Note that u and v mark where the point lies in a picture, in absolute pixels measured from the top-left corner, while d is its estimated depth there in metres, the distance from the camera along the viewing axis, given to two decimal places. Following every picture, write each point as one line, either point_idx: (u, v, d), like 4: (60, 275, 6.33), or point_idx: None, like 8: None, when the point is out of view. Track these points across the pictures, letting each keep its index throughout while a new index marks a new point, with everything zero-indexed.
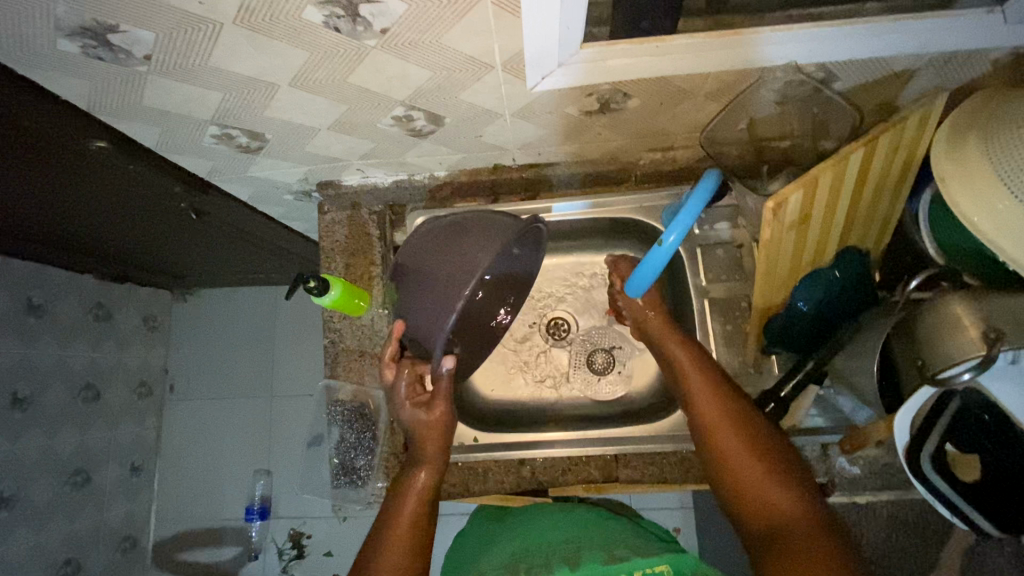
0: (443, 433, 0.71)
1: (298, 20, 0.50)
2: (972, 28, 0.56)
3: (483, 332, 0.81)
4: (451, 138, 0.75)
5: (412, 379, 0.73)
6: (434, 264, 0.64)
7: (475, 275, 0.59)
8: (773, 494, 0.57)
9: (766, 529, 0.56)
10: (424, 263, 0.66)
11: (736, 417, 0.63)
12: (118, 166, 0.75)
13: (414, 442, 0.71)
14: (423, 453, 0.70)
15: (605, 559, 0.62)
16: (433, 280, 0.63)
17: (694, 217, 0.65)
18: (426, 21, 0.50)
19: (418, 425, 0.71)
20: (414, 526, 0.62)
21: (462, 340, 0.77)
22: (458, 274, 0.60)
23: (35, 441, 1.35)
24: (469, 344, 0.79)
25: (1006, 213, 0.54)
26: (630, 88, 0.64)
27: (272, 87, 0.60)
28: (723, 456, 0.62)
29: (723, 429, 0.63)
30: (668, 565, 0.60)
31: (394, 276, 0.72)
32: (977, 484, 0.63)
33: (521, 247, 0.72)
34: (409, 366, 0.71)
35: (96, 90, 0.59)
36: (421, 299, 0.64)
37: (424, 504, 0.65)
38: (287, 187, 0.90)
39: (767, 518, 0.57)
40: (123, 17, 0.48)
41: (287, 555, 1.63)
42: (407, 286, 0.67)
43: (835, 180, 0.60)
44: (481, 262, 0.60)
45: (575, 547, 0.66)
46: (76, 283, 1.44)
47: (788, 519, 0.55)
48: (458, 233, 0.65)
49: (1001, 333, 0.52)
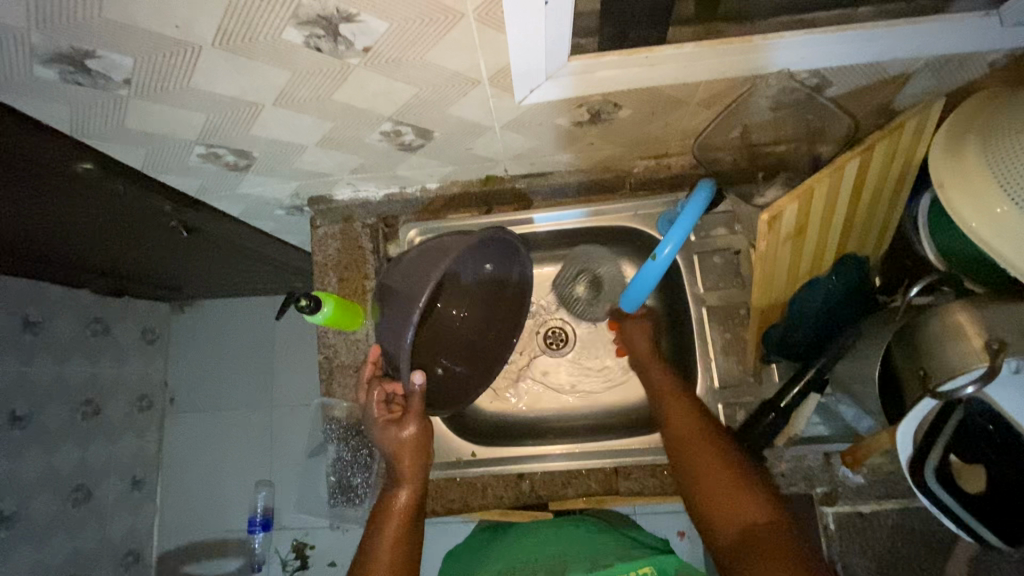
0: (418, 448, 0.72)
1: (278, 41, 0.49)
2: (969, 31, 0.54)
3: (473, 350, 0.82)
4: (441, 151, 0.74)
5: (384, 399, 0.74)
6: (408, 284, 0.65)
7: (429, 285, 0.62)
8: (739, 498, 0.60)
9: (736, 536, 0.57)
10: (402, 282, 0.66)
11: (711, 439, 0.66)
12: (105, 186, 0.74)
13: (390, 459, 0.71)
14: (400, 471, 0.71)
15: (593, 566, 0.63)
16: (399, 301, 0.65)
17: (685, 233, 0.66)
18: (408, 38, 0.49)
19: (393, 444, 0.71)
20: (396, 545, 0.64)
21: (439, 356, 0.79)
22: (423, 289, 0.62)
23: (35, 459, 1.34)
24: (455, 359, 0.81)
25: (1005, 220, 0.52)
26: (621, 98, 0.63)
27: (256, 107, 0.59)
28: (697, 471, 0.64)
29: (699, 447, 0.66)
30: (651, 568, 0.61)
31: (379, 292, 0.71)
32: (982, 498, 0.62)
33: (491, 259, 0.77)
34: (379, 386, 0.73)
35: (78, 114, 0.58)
36: (391, 322, 0.66)
37: (404, 523, 0.67)
38: (278, 203, 0.89)
39: (735, 524, 0.58)
40: (98, 42, 0.47)
41: (290, 566, 1.63)
42: (385, 306, 0.68)
43: (831, 190, 0.59)
44: (437, 267, 0.63)
45: (561, 558, 0.67)
46: (72, 298, 1.44)
47: (756, 525, 0.57)
48: (440, 249, 0.65)
49: (1005, 343, 0.51)
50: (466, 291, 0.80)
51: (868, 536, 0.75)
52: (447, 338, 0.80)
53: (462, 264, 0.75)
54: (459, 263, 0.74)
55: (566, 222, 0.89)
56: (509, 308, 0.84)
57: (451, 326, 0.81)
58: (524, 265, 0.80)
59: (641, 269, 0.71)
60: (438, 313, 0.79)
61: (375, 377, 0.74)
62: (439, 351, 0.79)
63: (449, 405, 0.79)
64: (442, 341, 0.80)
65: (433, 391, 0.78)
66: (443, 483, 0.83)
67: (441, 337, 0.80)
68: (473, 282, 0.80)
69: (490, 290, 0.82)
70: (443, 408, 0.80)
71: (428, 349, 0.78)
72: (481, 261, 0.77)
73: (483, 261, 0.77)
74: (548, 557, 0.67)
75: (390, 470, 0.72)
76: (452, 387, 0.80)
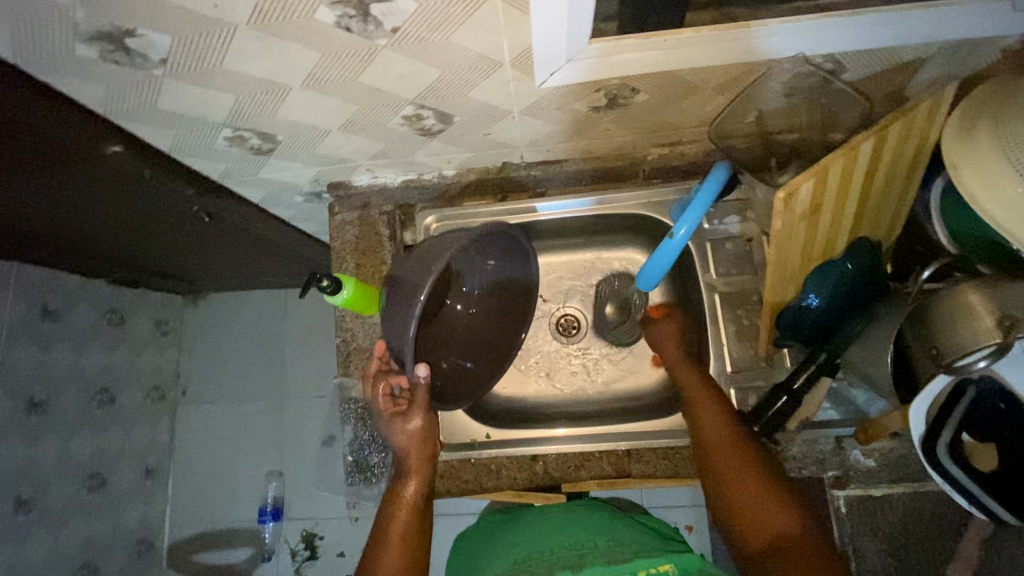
0: (424, 441, 0.73)
1: (311, 21, 0.50)
2: (984, 14, 0.56)
3: (477, 346, 0.82)
4: (461, 136, 0.75)
5: (389, 392, 0.77)
6: (413, 272, 0.66)
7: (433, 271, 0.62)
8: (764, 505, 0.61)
9: (760, 544, 0.59)
10: (412, 274, 0.66)
11: (741, 446, 0.67)
12: (133, 170, 0.76)
13: (398, 453, 0.73)
14: (407, 464, 0.72)
15: (610, 561, 0.62)
16: (403, 289, 0.66)
17: (703, 208, 0.67)
18: (436, 19, 0.51)
19: (401, 436, 0.73)
20: (406, 535, 0.65)
21: (443, 349, 0.78)
22: (426, 280, 0.62)
23: (52, 445, 1.37)
24: (460, 355, 0.80)
25: (1018, 201, 0.54)
26: (638, 82, 0.64)
27: (284, 89, 0.61)
28: (731, 473, 0.65)
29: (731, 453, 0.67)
30: (672, 565, 0.60)
31: (388, 282, 0.73)
32: (996, 475, 0.62)
33: (495, 254, 0.79)
34: (383, 380, 0.77)
35: (114, 95, 0.60)
36: (395, 313, 0.66)
37: (414, 513, 0.68)
38: (298, 189, 0.90)
39: (761, 530, 0.60)
40: (139, 21, 0.49)
41: (300, 556, 1.64)
42: (393, 296, 0.69)
43: (844, 172, 0.60)
44: (444, 253, 0.63)
45: (576, 548, 0.66)
46: (90, 288, 1.46)
47: (782, 529, 0.59)
48: (450, 240, 0.66)
49: (1016, 320, 0.53)
50: (466, 296, 0.80)
51: (880, 520, 0.76)
52: (453, 333, 0.80)
53: (468, 261, 0.77)
54: (465, 260, 0.77)
55: (573, 209, 0.90)
56: (516, 314, 0.86)
57: (454, 324, 0.80)
58: (529, 264, 0.83)
59: (657, 247, 0.71)
60: (439, 316, 0.78)
61: (381, 372, 0.78)
62: (444, 347, 0.78)
63: (459, 398, 0.80)
64: (448, 336, 0.79)
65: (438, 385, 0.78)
66: (458, 464, 0.84)
67: (447, 333, 0.79)
68: (479, 282, 0.81)
69: (500, 290, 0.83)
70: (457, 402, 0.80)
71: (433, 343, 0.77)
72: (484, 259, 0.79)
73: (485, 261, 0.79)
74: (562, 547, 0.67)
75: (398, 463, 0.73)
76: (457, 382, 0.80)
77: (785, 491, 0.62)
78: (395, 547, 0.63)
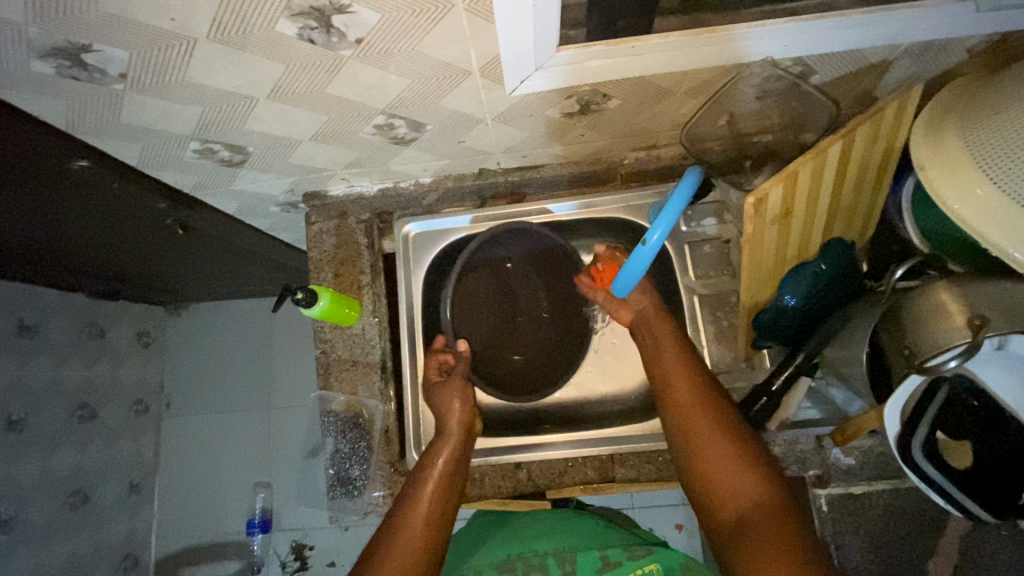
0: (463, 403, 0.81)
1: (273, 33, 0.50)
2: (948, 17, 0.56)
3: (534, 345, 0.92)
4: (435, 144, 0.75)
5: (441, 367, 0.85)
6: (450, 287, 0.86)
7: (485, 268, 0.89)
8: (737, 471, 0.59)
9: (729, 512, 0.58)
10: (466, 290, 0.89)
11: (713, 406, 0.65)
12: (101, 184, 0.75)
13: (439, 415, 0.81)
14: (445, 425, 0.79)
15: None
16: (469, 300, 0.89)
17: (677, 212, 0.64)
18: (400, 29, 0.50)
19: (441, 399, 0.82)
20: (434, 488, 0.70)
21: (520, 347, 0.92)
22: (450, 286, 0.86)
23: (33, 463, 1.35)
24: (545, 349, 0.92)
25: (985, 200, 0.54)
26: (610, 88, 0.64)
27: (250, 101, 0.60)
28: (699, 444, 0.63)
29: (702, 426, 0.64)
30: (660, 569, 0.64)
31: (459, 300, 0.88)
32: (970, 470, 0.63)
33: (515, 241, 0.88)
34: (434, 356, 0.85)
35: (75, 110, 0.58)
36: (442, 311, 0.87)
37: (445, 469, 0.73)
38: (273, 199, 0.89)
39: (732, 499, 0.58)
40: (95, 35, 0.48)
41: (290, 567, 1.63)
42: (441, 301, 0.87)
43: (815, 173, 0.61)
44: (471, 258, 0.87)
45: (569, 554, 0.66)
46: (68, 302, 1.44)
47: (750, 496, 0.57)
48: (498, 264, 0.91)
49: (986, 319, 0.53)
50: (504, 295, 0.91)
51: (861, 517, 0.77)
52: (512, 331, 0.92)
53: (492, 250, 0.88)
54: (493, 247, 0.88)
55: (555, 215, 0.90)
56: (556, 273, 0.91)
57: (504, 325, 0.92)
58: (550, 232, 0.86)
59: (632, 253, 0.70)
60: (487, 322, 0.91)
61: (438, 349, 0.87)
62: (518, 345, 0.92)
63: (546, 385, 0.90)
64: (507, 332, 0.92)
65: (512, 373, 0.91)
66: None
67: (505, 329, 0.92)
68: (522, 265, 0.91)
69: (540, 258, 0.90)
70: (548, 388, 0.90)
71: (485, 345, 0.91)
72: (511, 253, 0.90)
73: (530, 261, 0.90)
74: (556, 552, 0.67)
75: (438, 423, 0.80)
76: (540, 369, 0.91)
77: (756, 453, 0.61)
78: (421, 500, 0.68)
